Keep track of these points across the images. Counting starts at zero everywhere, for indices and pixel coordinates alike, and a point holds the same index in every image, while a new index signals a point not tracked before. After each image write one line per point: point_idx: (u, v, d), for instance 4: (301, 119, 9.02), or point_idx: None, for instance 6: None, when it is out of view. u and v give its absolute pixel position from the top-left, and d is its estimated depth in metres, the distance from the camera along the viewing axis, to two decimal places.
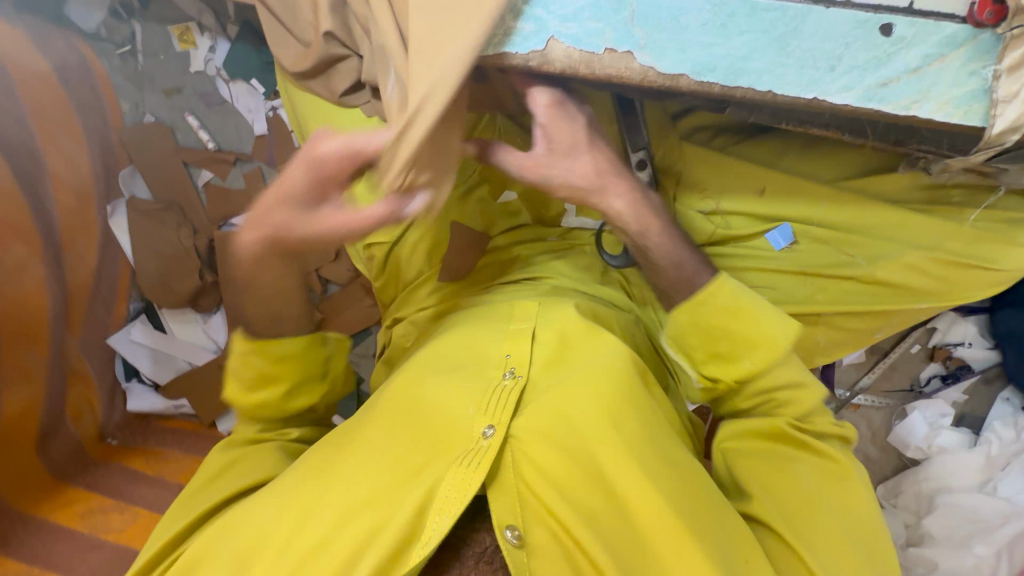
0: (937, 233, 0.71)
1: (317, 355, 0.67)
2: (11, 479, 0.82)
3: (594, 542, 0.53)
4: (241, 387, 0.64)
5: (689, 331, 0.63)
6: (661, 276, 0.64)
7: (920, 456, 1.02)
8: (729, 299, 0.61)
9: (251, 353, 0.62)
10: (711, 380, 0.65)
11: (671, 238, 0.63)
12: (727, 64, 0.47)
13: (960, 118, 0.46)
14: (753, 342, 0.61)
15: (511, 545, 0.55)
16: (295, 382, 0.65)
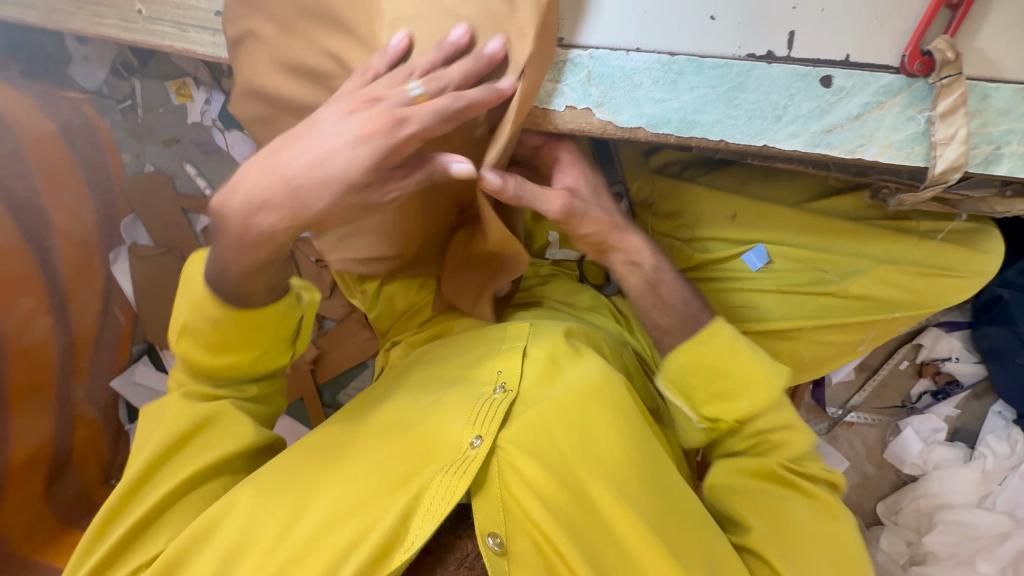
0: (901, 250, 0.82)
1: (293, 317, 0.66)
2: (22, 527, 0.95)
3: (575, 552, 0.58)
4: (206, 345, 0.63)
5: (690, 372, 0.70)
6: (672, 315, 0.72)
7: (917, 471, 1.17)
8: (728, 341, 0.68)
9: (226, 318, 0.60)
10: (712, 421, 0.71)
11: (680, 282, 0.73)
12: (679, 117, 0.56)
13: (903, 159, 0.53)
14: (749, 382, 0.68)
15: (492, 552, 0.59)
16: (265, 347, 0.66)
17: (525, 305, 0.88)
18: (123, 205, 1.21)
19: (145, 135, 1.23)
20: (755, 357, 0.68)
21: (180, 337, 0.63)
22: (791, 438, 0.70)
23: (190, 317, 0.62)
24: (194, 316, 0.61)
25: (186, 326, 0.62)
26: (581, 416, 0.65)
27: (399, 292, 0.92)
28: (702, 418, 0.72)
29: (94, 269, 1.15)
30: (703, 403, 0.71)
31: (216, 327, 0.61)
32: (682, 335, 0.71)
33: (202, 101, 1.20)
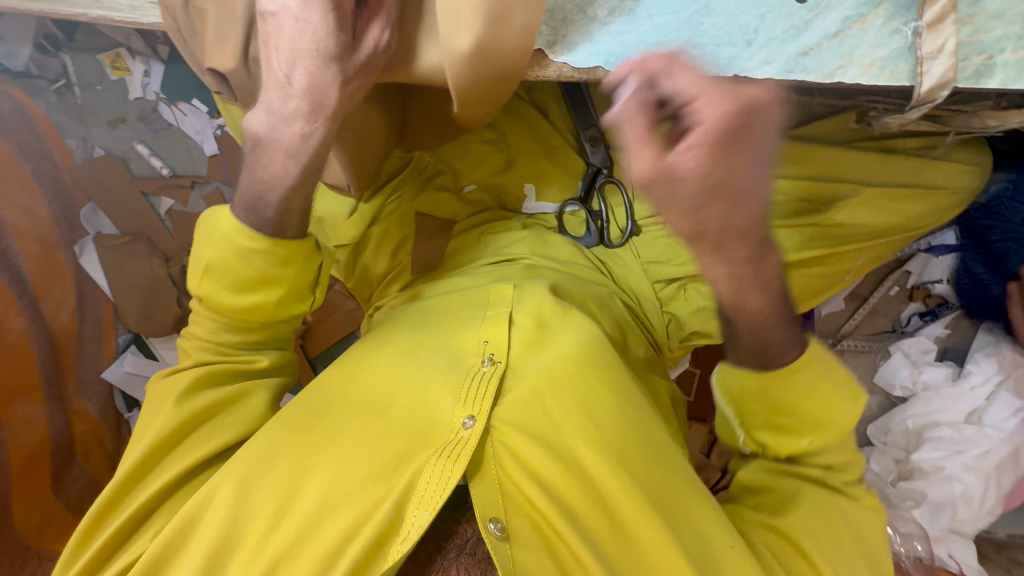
0: (886, 171, 0.78)
1: (313, 267, 0.68)
2: (37, 519, 1.01)
3: (577, 536, 0.55)
4: (230, 288, 0.64)
5: (753, 401, 0.63)
6: (741, 344, 0.60)
7: (907, 392, 1.18)
8: (809, 381, 0.61)
9: (256, 249, 0.62)
10: (760, 446, 0.67)
11: (772, 312, 0.56)
12: (640, 52, 0.51)
13: (887, 79, 0.49)
14: (819, 423, 0.62)
15: (495, 537, 0.54)
16: (288, 293, 0.66)
17: (508, 262, 0.84)
18: (77, 195, 1.15)
19: (89, 117, 1.16)
20: (829, 386, 0.61)
21: (204, 277, 0.64)
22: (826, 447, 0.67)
23: (211, 256, 0.63)
24: (219, 252, 0.63)
25: (212, 264, 0.63)
26: (575, 387, 0.62)
27: (373, 259, 0.91)
28: (749, 440, 0.68)
29: (59, 264, 1.13)
30: (753, 426, 0.66)
31: (244, 262, 0.63)
32: (750, 357, 0.61)
33: (141, 73, 1.15)
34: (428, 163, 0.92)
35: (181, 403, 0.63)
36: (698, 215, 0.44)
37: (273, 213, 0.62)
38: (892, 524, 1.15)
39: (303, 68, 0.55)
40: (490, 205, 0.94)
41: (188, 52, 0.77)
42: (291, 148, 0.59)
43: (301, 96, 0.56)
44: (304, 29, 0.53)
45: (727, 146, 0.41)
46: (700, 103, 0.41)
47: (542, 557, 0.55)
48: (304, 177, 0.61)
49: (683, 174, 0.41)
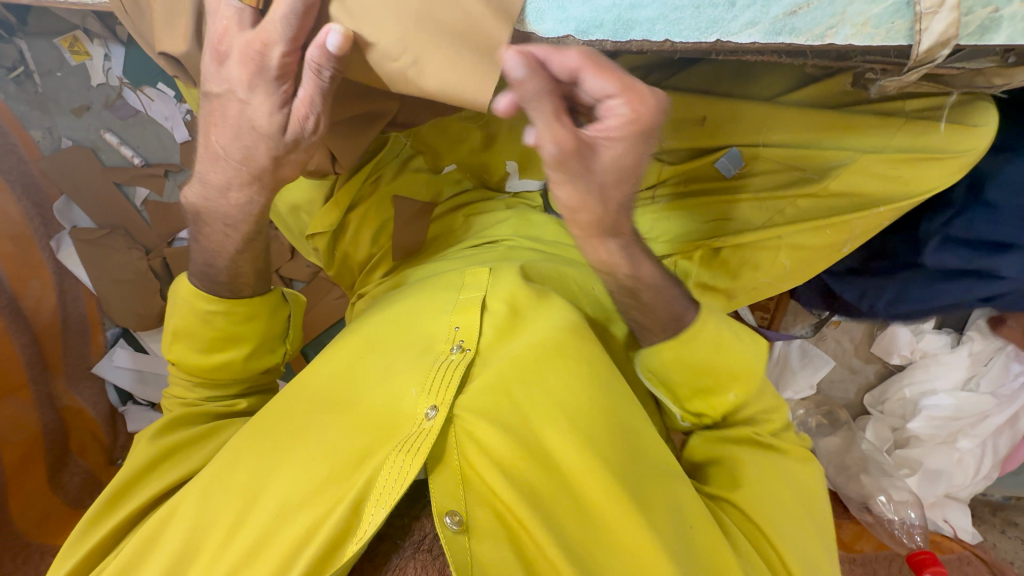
0: (882, 135, 0.74)
1: (280, 316, 0.73)
2: (37, 516, 1.01)
3: (537, 521, 0.54)
4: (198, 351, 0.67)
5: (675, 369, 0.67)
6: (653, 317, 0.66)
7: (904, 360, 1.16)
8: (714, 337, 0.65)
9: (216, 311, 0.66)
10: (696, 415, 0.71)
11: (662, 283, 0.65)
12: (613, 18, 0.46)
13: (883, 38, 0.45)
14: (736, 375, 0.66)
15: (451, 531, 0.53)
16: (256, 347, 0.71)
17: (490, 244, 0.81)
18: (48, 188, 1.12)
19: (52, 106, 1.11)
20: (741, 347, 0.66)
21: (175, 342, 0.68)
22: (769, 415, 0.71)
23: (178, 324, 0.67)
24: (184, 318, 0.67)
25: (179, 330, 0.67)
26: (542, 376, 0.60)
27: (353, 245, 0.88)
28: (686, 412, 0.71)
29: (35, 262, 1.10)
30: (684, 397, 0.69)
31: (207, 324, 0.67)
32: (662, 334, 0.66)
33: (101, 58, 1.09)
34: (405, 144, 0.88)
35: (157, 439, 0.65)
36: (606, 192, 0.55)
37: (224, 278, 0.67)
38: (885, 493, 1.14)
39: (240, 147, 0.56)
40: (471, 185, 0.91)
41: (139, 34, 0.72)
42: (234, 216, 0.62)
43: (236, 168, 0.57)
44: (242, 113, 0.53)
45: (642, 136, 0.52)
46: (616, 102, 0.50)
47: (502, 549, 0.53)
48: (248, 242, 0.64)
49: (600, 156, 0.52)
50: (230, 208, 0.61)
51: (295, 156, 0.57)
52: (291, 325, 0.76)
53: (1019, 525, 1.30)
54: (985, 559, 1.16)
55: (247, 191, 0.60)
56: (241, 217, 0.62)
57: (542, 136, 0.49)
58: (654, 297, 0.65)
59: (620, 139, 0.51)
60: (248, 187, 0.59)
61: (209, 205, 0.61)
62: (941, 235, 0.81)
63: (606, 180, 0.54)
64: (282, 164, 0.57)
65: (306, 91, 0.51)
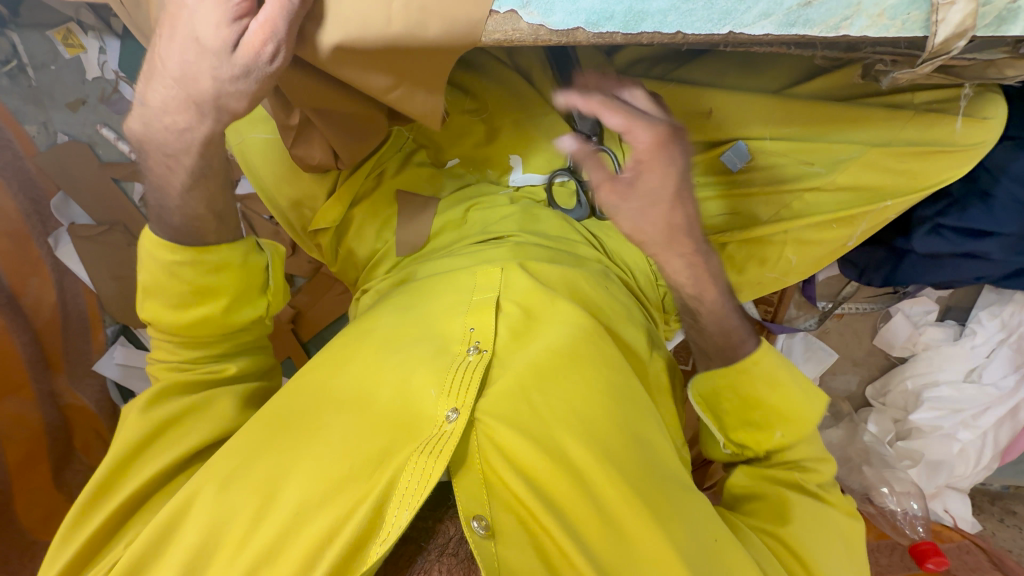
0: (891, 128, 0.74)
1: (256, 267, 0.70)
2: (44, 512, 1.02)
3: (560, 528, 0.54)
4: (173, 306, 0.65)
5: (725, 395, 0.68)
6: (707, 339, 0.69)
7: (906, 352, 1.17)
8: (768, 372, 0.66)
9: (184, 260, 0.64)
10: (738, 445, 0.70)
11: (723, 306, 0.68)
12: (624, 9, 0.45)
13: (898, 30, 0.45)
14: (787, 417, 0.66)
15: (479, 536, 0.54)
16: (234, 299, 0.68)
17: (495, 241, 0.79)
18: (45, 184, 1.10)
19: (47, 100, 1.09)
20: (793, 386, 0.66)
21: (147, 299, 0.66)
22: None
23: (149, 278, 0.65)
24: (153, 271, 0.64)
25: (151, 286, 0.65)
26: (560, 380, 0.61)
27: (357, 241, 0.87)
28: (729, 441, 0.71)
29: (35, 259, 1.10)
30: (730, 425, 0.70)
31: (178, 277, 0.64)
32: (718, 359, 0.69)
33: (96, 51, 1.07)
34: (409, 138, 0.88)
35: (146, 411, 0.64)
36: (650, 214, 0.60)
37: (179, 220, 0.63)
38: (887, 484, 1.16)
39: (185, 62, 0.51)
40: (473, 180, 0.89)
41: (137, 26, 0.70)
42: (173, 142, 0.58)
43: (177, 85, 0.53)
44: (189, 25, 0.50)
45: (665, 156, 0.58)
46: (631, 133, 0.58)
47: (527, 552, 0.54)
48: (196, 178, 0.61)
49: (639, 183, 0.59)
50: (173, 137, 0.57)
51: (240, 86, 0.52)
52: (270, 278, 0.72)
53: (1016, 514, 1.31)
54: (985, 548, 1.15)
55: (191, 118, 0.55)
56: (188, 150, 0.58)
57: (585, 171, 0.59)
58: (711, 319, 0.68)
59: (658, 170, 0.59)
60: (190, 113, 0.55)
61: (149, 128, 0.58)
62: (932, 223, 0.82)
63: (648, 204, 0.60)
64: (223, 93, 0.52)
65: (267, 12, 0.47)
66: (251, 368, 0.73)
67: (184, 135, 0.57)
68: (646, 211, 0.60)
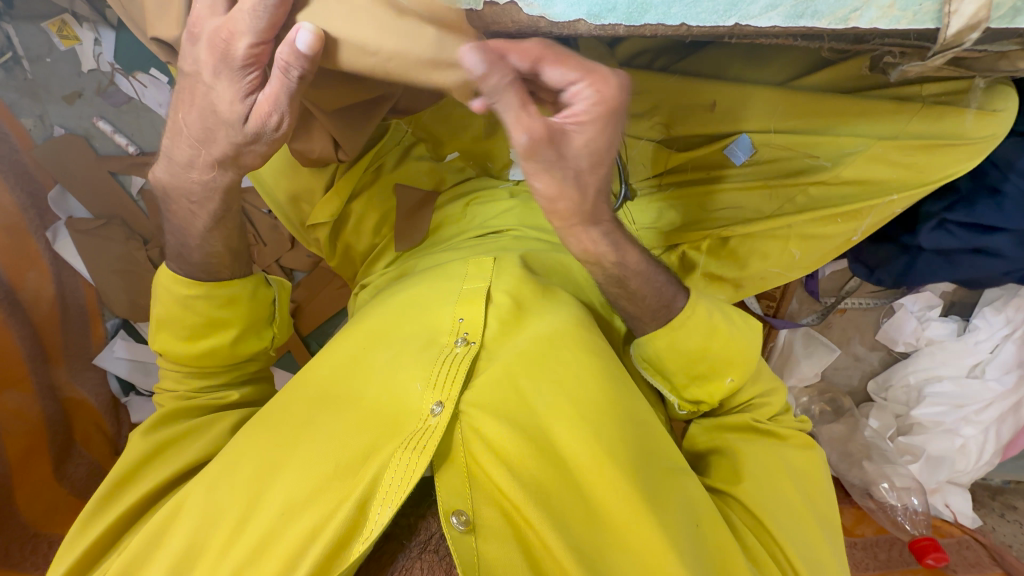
0: (896, 121, 0.72)
1: (264, 298, 0.70)
2: (43, 508, 1.01)
3: (546, 523, 0.53)
4: (181, 337, 0.66)
5: (669, 356, 0.66)
6: (642, 304, 0.65)
7: (910, 348, 1.16)
8: (704, 321, 0.65)
9: (194, 296, 0.64)
10: (693, 403, 0.70)
11: (649, 267, 0.64)
12: (627, 0, 0.43)
13: (909, 22, 0.43)
14: (731, 361, 0.66)
15: (457, 531, 0.52)
16: (242, 330, 0.68)
17: (495, 235, 0.79)
18: (43, 178, 1.10)
19: (42, 93, 1.07)
20: (738, 332, 0.66)
21: (159, 332, 0.66)
22: (774, 405, 0.72)
23: (161, 312, 0.66)
24: (166, 307, 0.65)
25: (163, 319, 0.66)
26: (550, 368, 0.60)
27: (355, 235, 0.86)
28: (683, 401, 0.70)
29: (33, 253, 1.09)
30: (682, 386, 0.69)
31: (189, 309, 0.65)
32: (653, 321, 0.66)
33: (91, 43, 1.05)
34: (406, 131, 0.87)
35: (149, 435, 0.64)
36: (581, 178, 0.51)
37: (197, 257, 0.64)
38: (887, 480, 1.15)
39: (202, 126, 0.52)
40: (473, 174, 0.89)
41: (131, 18, 0.69)
42: (196, 194, 0.59)
43: (198, 148, 0.54)
44: (206, 101, 0.50)
45: (610, 120, 0.49)
46: (580, 87, 0.47)
47: (510, 547, 0.53)
48: (218, 221, 0.62)
49: (571, 142, 0.49)
50: (193, 187, 0.58)
51: (256, 148, 0.53)
52: (276, 309, 0.72)
53: (1018, 509, 1.31)
54: (984, 543, 1.17)
55: (211, 174, 0.57)
56: (208, 200, 0.60)
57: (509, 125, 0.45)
58: (642, 283, 0.63)
59: (589, 126, 0.48)
60: (212, 171, 0.56)
61: (174, 183, 0.59)
62: (939, 218, 0.81)
63: (582, 168, 0.51)
64: (240, 153, 0.54)
65: (274, 87, 0.47)
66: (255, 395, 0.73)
67: (210, 189, 0.59)
68: (573, 172, 0.50)
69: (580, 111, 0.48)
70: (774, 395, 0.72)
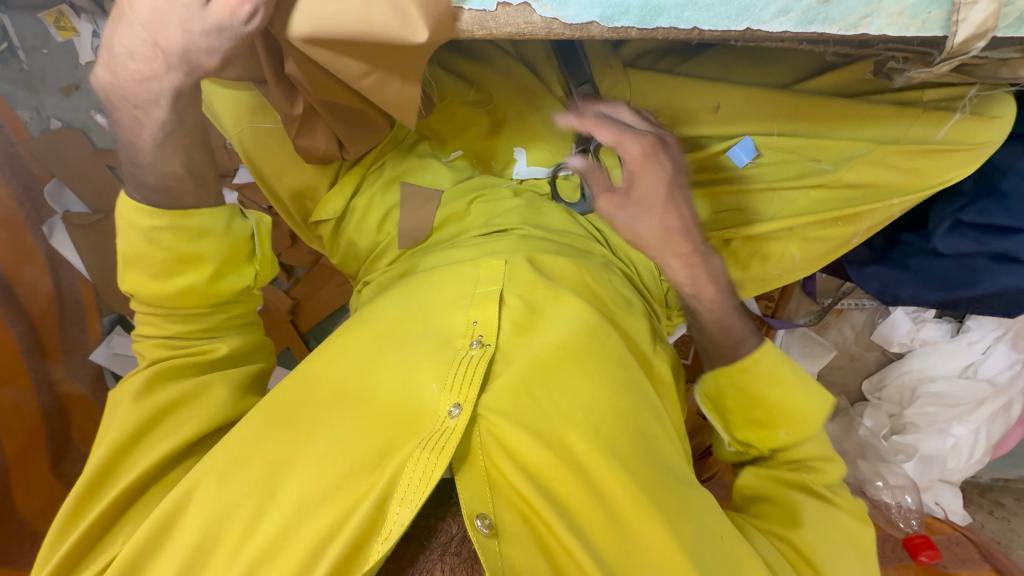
0: (898, 126, 0.73)
1: (240, 236, 0.69)
2: (41, 506, 1.01)
3: (563, 524, 0.54)
4: (156, 279, 0.65)
5: (729, 394, 0.69)
6: (709, 338, 0.70)
7: (905, 348, 1.17)
8: (772, 370, 0.67)
9: (161, 228, 0.62)
10: (744, 445, 0.71)
11: (722, 302, 0.69)
12: (640, 4, 0.44)
13: (917, 30, 0.44)
14: (791, 414, 0.67)
15: (482, 535, 0.53)
16: (220, 268, 0.67)
17: (499, 234, 0.78)
18: (38, 171, 1.09)
19: (39, 84, 1.06)
20: (796, 381, 0.67)
21: (129, 274, 0.65)
22: None
23: (132, 254, 0.63)
24: (132, 244, 0.63)
25: (130, 258, 0.64)
26: (566, 371, 0.61)
27: (358, 233, 0.86)
28: (734, 440, 0.72)
29: (30, 247, 1.08)
30: (736, 425, 0.71)
31: (159, 246, 0.63)
32: (720, 359, 0.70)
33: (88, 34, 1.04)
34: (412, 129, 0.86)
35: (137, 400, 0.63)
36: (649, 216, 0.65)
37: (153, 180, 0.62)
38: (881, 479, 1.18)
39: (154, 13, 0.50)
40: (477, 172, 0.88)
41: None
42: (143, 99, 0.56)
43: (145, 39, 0.51)
44: None
45: (654, 163, 0.63)
46: (628, 146, 0.64)
47: (529, 549, 0.54)
48: (170, 134, 0.60)
49: (635, 191, 0.65)
50: (140, 91, 0.55)
51: (212, 47, 0.51)
52: (255, 245, 0.72)
53: (1004, 506, 1.34)
54: (974, 540, 1.17)
55: (161, 73, 0.54)
56: (157, 108, 0.57)
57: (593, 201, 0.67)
58: (711, 313, 0.69)
59: (642, 175, 0.64)
60: (162, 70, 0.53)
61: (116, 85, 0.56)
62: (953, 219, 0.81)
63: (648, 207, 0.65)
64: (194, 50, 0.51)
65: None
66: (241, 347, 0.72)
67: (155, 93, 0.55)
68: (640, 212, 0.65)
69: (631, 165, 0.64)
70: None
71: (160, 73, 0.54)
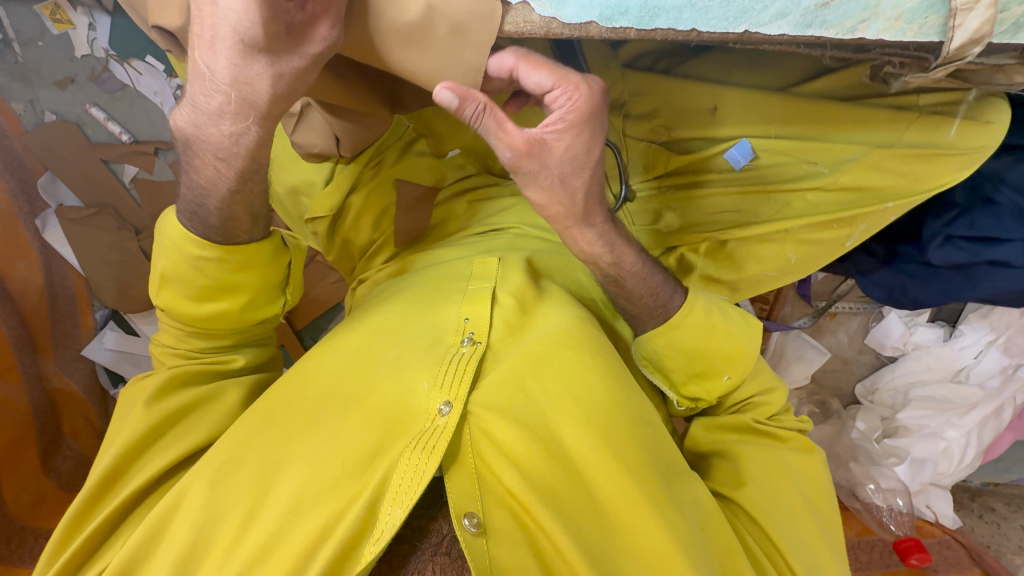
0: (893, 129, 0.73)
1: (280, 266, 0.68)
2: (30, 500, 0.99)
3: (556, 526, 0.54)
4: (189, 297, 0.64)
5: (669, 353, 0.68)
6: (640, 303, 0.68)
7: (897, 353, 1.17)
8: (700, 321, 0.66)
9: (207, 257, 0.61)
10: (692, 399, 0.71)
11: (644, 267, 0.66)
12: (639, 4, 0.44)
13: (914, 34, 0.45)
14: (728, 358, 0.68)
15: (471, 534, 0.53)
16: (252, 296, 0.67)
17: (495, 232, 0.80)
18: (32, 164, 1.08)
19: (34, 77, 1.05)
20: (732, 327, 0.67)
21: (162, 287, 0.64)
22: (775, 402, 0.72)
23: (167, 270, 0.62)
24: (173, 263, 0.62)
25: (168, 273, 0.63)
26: (556, 369, 0.60)
27: (354, 230, 0.85)
28: (683, 397, 0.71)
29: (22, 241, 1.07)
30: (681, 382, 0.70)
31: (199, 271, 0.62)
32: (653, 320, 0.68)
33: (85, 27, 1.03)
34: (407, 126, 0.85)
35: (151, 406, 0.63)
36: (567, 181, 0.57)
37: (216, 221, 0.60)
38: (873, 481, 1.18)
39: (233, 71, 0.46)
40: (475, 171, 0.88)
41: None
42: (223, 149, 0.53)
43: (225, 94, 0.48)
44: (231, 29, 0.44)
45: (587, 123, 0.53)
46: (556, 94, 0.51)
47: (522, 551, 0.54)
48: (238, 185, 0.57)
49: (552, 149, 0.54)
50: (209, 139, 0.52)
51: (297, 87, 0.49)
52: (288, 274, 0.71)
53: (994, 510, 1.35)
54: (964, 543, 1.19)
55: (238, 123, 0.51)
56: (231, 156, 0.54)
57: (495, 144, 0.51)
58: (634, 279, 0.66)
59: (568, 133, 0.53)
60: (240, 121, 0.51)
61: (196, 134, 0.53)
62: (943, 234, 0.82)
63: (567, 170, 0.56)
64: (274, 98, 0.49)
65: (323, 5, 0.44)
66: (257, 360, 0.73)
67: (236, 145, 0.53)
68: (564, 177, 0.56)
69: (559, 112, 0.52)
70: (775, 394, 0.73)
71: (238, 125, 0.51)
